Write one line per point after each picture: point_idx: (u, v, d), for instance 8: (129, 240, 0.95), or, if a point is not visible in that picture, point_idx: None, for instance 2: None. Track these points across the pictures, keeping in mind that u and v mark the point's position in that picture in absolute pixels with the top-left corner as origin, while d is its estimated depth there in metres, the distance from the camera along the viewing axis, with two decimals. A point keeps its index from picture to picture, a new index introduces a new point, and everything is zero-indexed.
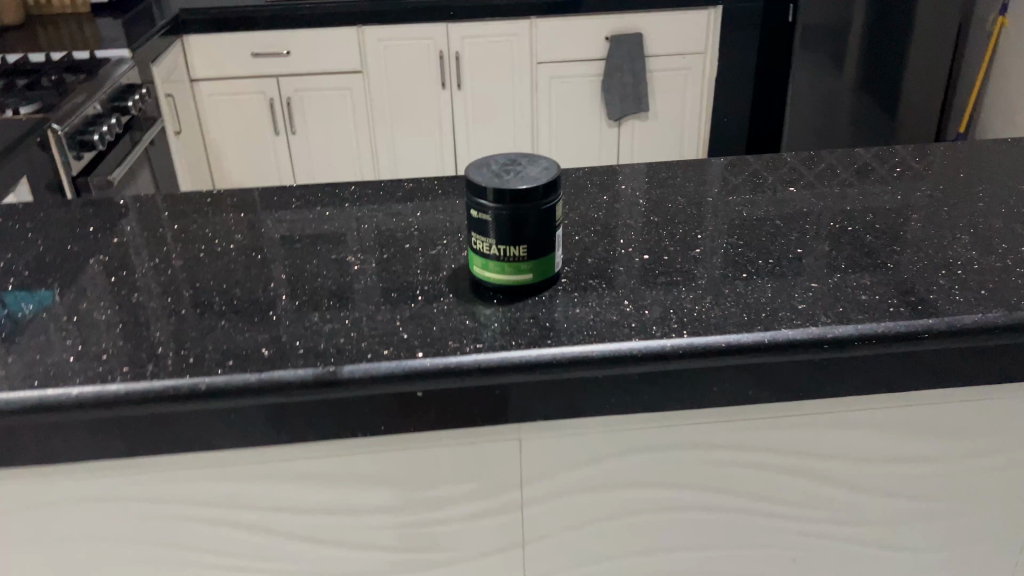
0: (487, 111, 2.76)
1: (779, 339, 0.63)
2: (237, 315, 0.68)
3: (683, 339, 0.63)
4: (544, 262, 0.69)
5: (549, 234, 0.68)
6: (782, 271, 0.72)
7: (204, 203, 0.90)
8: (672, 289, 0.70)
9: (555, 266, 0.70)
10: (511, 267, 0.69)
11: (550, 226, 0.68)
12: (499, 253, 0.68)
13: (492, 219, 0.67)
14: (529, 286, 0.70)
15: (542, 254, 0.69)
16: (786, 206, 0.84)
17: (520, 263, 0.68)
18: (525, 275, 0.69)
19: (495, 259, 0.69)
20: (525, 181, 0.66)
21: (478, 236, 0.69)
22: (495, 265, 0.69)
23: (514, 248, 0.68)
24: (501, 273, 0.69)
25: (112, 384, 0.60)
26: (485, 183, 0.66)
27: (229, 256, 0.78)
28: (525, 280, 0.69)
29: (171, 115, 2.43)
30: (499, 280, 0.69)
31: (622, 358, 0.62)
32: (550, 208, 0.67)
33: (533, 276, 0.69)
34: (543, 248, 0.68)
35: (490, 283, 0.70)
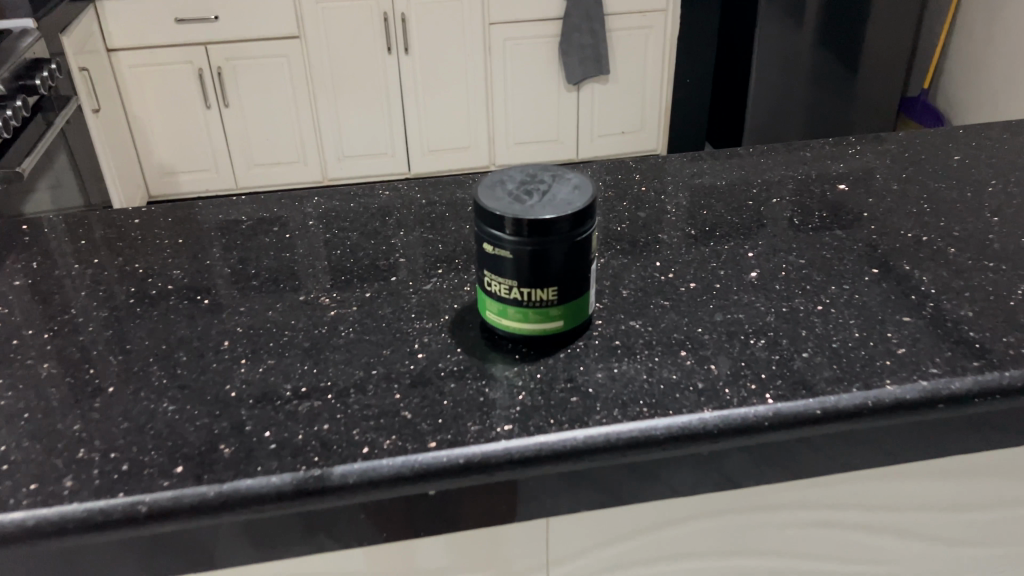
0: (437, 77, 2.56)
1: (886, 400, 0.50)
2: (184, 394, 0.52)
3: (767, 406, 0.50)
4: (578, 306, 0.55)
5: (582, 271, 0.53)
6: (863, 302, 0.58)
7: (132, 226, 0.72)
8: (736, 333, 0.56)
9: (590, 307, 0.56)
10: (536, 314, 0.54)
11: (583, 262, 0.53)
12: (521, 297, 0.53)
13: (510, 256, 0.52)
14: (560, 335, 0.55)
15: (575, 296, 0.54)
16: (842, 209, 0.71)
17: (549, 309, 0.54)
18: (555, 322, 0.54)
19: (515, 304, 0.54)
20: (552, 208, 0.51)
21: (491, 275, 0.54)
22: (515, 312, 0.54)
23: (542, 290, 0.53)
24: (524, 321, 0.54)
25: (14, 513, 0.44)
26: (500, 212, 0.51)
27: (168, 301, 0.61)
28: (556, 328, 0.55)
29: (88, 92, 2.18)
30: (521, 330, 0.55)
31: (692, 435, 0.49)
32: (584, 241, 0.52)
33: (563, 324, 0.55)
34: (576, 289, 0.54)
35: (508, 333, 0.55)
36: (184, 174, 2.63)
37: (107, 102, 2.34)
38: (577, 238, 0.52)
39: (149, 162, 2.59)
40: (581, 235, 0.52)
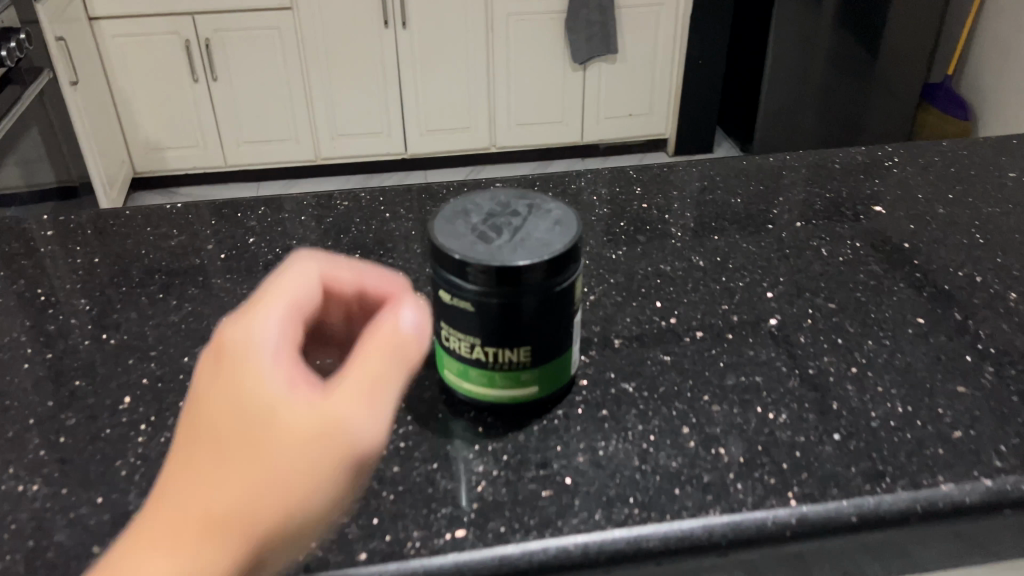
0: (436, 53, 2.44)
1: (940, 504, 0.40)
2: (62, 472, 0.42)
3: (789, 509, 0.39)
4: (556, 367, 0.44)
5: (561, 327, 0.43)
6: (906, 365, 0.48)
7: (43, 238, 0.62)
8: (751, 403, 0.45)
9: (572, 366, 0.46)
10: (504, 377, 0.43)
11: (561, 317, 0.42)
12: (485, 358, 0.43)
13: (470, 307, 0.41)
14: (535, 401, 0.45)
15: (553, 355, 0.43)
16: (880, 237, 0.60)
17: (519, 373, 0.43)
18: (527, 388, 0.44)
19: (478, 365, 0.43)
20: (523, 251, 0.40)
21: (448, 328, 0.43)
22: (478, 374, 0.44)
23: (511, 350, 0.42)
24: (489, 385, 0.44)
25: None
26: (458, 253, 0.40)
27: (65, 340, 0.51)
28: (529, 395, 0.44)
29: (66, 64, 2.07)
30: (485, 396, 0.44)
31: (693, 547, 0.38)
32: (564, 291, 0.42)
33: (536, 389, 0.44)
34: (554, 347, 0.43)
35: (470, 397, 0.45)
36: (171, 151, 2.52)
37: (88, 74, 2.23)
38: (554, 288, 0.41)
39: (134, 137, 2.48)
40: (559, 284, 0.41)
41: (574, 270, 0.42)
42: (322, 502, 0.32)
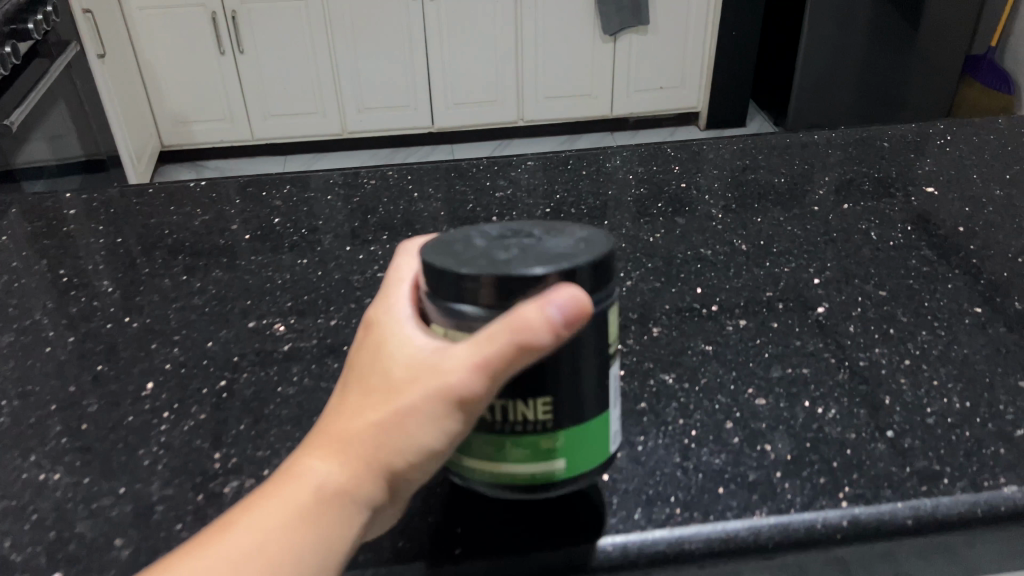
0: (464, 26, 2.39)
1: (1001, 507, 0.37)
2: (84, 461, 0.41)
3: (840, 512, 0.37)
4: (583, 434, 0.33)
5: (588, 375, 0.32)
6: (965, 357, 0.45)
7: (66, 217, 0.61)
8: (800, 396, 0.43)
9: (612, 443, 0.34)
10: (522, 445, 0.32)
11: (586, 360, 0.32)
12: (493, 417, 0.32)
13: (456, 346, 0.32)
14: (562, 482, 0.33)
15: (580, 417, 0.32)
16: (934, 219, 0.57)
17: (541, 441, 0.32)
18: (552, 462, 0.33)
19: (479, 428, 0.32)
20: (536, 256, 0.30)
21: None
22: (488, 442, 0.33)
23: (520, 401, 0.31)
24: (493, 457, 0.33)
25: None
26: (438, 268, 0.31)
27: (85, 324, 0.50)
28: (550, 474, 0.33)
29: (94, 36, 2.06)
30: (498, 472, 0.33)
31: (738, 550, 0.37)
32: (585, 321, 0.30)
33: (565, 462, 0.33)
34: (578, 406, 0.32)
35: (482, 477, 0.34)
36: (197, 124, 2.51)
37: (115, 46, 2.22)
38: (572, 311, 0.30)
39: (161, 110, 2.47)
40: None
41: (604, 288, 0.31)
42: (331, 513, 0.31)
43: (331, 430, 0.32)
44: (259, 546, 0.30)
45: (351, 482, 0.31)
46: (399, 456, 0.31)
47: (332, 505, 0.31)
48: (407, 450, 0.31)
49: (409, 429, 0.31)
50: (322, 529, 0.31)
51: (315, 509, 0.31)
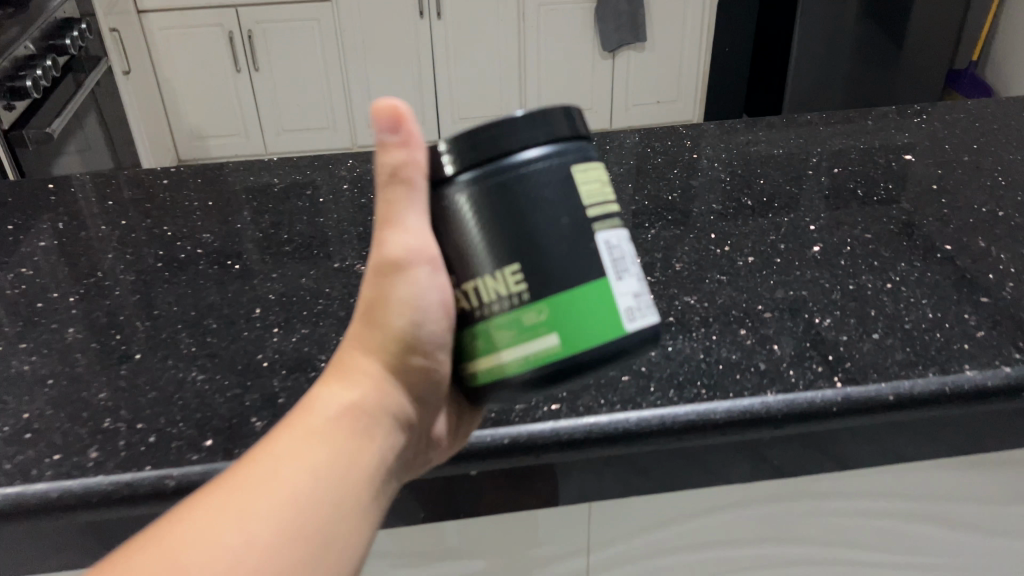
0: (470, 44, 2.48)
1: (965, 387, 0.46)
2: (214, 363, 0.50)
3: (836, 390, 0.46)
4: (577, 304, 0.34)
5: (565, 235, 0.35)
6: (937, 281, 0.54)
7: (161, 187, 0.70)
8: (800, 309, 0.52)
9: (625, 320, 0.35)
10: (504, 328, 0.35)
11: (555, 213, 0.35)
12: (476, 307, 0.36)
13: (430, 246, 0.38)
14: (560, 360, 0.34)
15: (570, 284, 0.34)
16: (912, 181, 0.66)
17: (523, 317, 0.34)
18: (542, 339, 0.34)
19: (470, 320, 0.36)
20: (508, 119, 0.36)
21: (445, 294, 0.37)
22: (478, 337, 0.36)
23: (502, 278, 0.35)
24: (494, 347, 0.35)
25: (39, 483, 0.42)
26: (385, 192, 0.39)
27: (195, 266, 0.59)
28: (548, 350, 0.34)
29: (118, 54, 2.16)
30: (494, 367, 0.36)
31: (753, 419, 0.45)
32: (531, 158, 0.34)
33: (556, 339, 0.34)
34: (563, 269, 0.34)
35: (486, 377, 0.36)
36: (214, 139, 2.60)
37: (137, 65, 2.31)
38: (509, 150, 0.34)
39: (179, 126, 2.57)
40: (522, 149, 0.35)
41: (551, 136, 0.35)
42: (351, 413, 0.36)
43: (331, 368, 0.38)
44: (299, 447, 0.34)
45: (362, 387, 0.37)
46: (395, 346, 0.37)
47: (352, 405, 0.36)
48: (398, 337, 0.37)
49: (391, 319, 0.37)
50: (348, 425, 0.36)
51: (337, 412, 0.36)
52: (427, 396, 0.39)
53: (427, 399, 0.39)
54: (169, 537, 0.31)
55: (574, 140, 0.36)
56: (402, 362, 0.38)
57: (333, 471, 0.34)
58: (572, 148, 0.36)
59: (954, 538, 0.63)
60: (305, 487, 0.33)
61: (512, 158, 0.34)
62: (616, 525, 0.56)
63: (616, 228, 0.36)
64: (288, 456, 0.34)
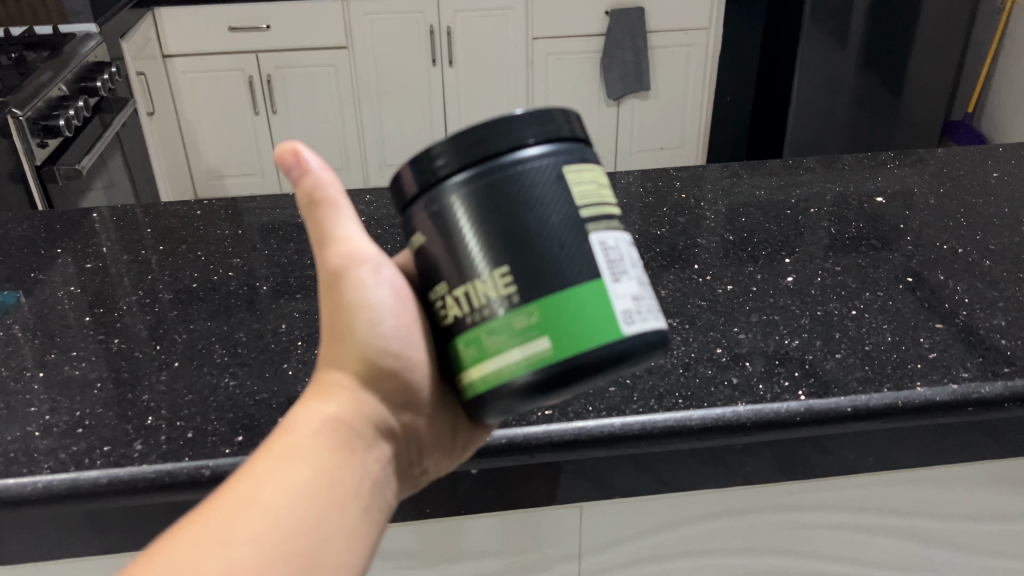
0: (480, 91, 2.56)
1: (915, 402, 0.52)
2: (245, 370, 0.56)
3: (799, 402, 0.52)
4: (569, 305, 0.39)
5: (558, 233, 0.39)
6: (897, 309, 0.60)
7: (197, 219, 0.77)
8: (771, 330, 0.58)
9: (622, 323, 0.39)
10: (499, 336, 0.39)
11: (550, 212, 0.40)
12: (472, 318, 0.40)
13: (418, 255, 0.43)
14: (552, 361, 0.39)
15: (565, 283, 0.39)
16: (882, 220, 0.72)
17: (516, 322, 0.39)
18: (535, 341, 0.39)
19: (465, 328, 0.41)
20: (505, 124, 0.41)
21: (443, 309, 0.42)
22: (476, 347, 0.40)
23: (494, 282, 0.40)
24: (488, 353, 0.40)
25: (90, 471, 0.48)
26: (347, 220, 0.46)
27: (227, 288, 0.66)
28: (541, 353, 0.39)
29: (143, 95, 2.25)
30: (494, 374, 0.40)
31: (725, 425, 0.51)
32: (527, 156, 0.40)
33: (548, 343, 0.39)
34: (557, 264, 0.39)
35: (488, 385, 0.40)
36: (231, 178, 2.67)
37: (160, 106, 2.40)
38: (505, 149, 0.40)
39: (198, 164, 2.64)
40: (519, 149, 0.40)
41: (544, 138, 0.41)
42: (332, 429, 0.42)
43: (311, 389, 0.44)
44: (289, 462, 0.40)
45: (339, 403, 0.42)
46: (361, 358, 0.43)
47: (332, 421, 0.42)
48: (361, 348, 0.43)
49: (355, 334, 0.43)
50: (330, 438, 0.41)
51: (320, 427, 0.42)
52: (402, 404, 0.45)
53: (403, 407, 0.45)
54: (177, 546, 0.37)
55: (570, 145, 0.42)
56: (371, 372, 0.44)
57: (317, 482, 0.40)
58: (566, 151, 0.41)
59: (932, 556, 0.66)
60: (292, 499, 0.39)
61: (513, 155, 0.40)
62: (603, 532, 0.61)
63: (610, 231, 0.41)
64: (274, 476, 0.39)
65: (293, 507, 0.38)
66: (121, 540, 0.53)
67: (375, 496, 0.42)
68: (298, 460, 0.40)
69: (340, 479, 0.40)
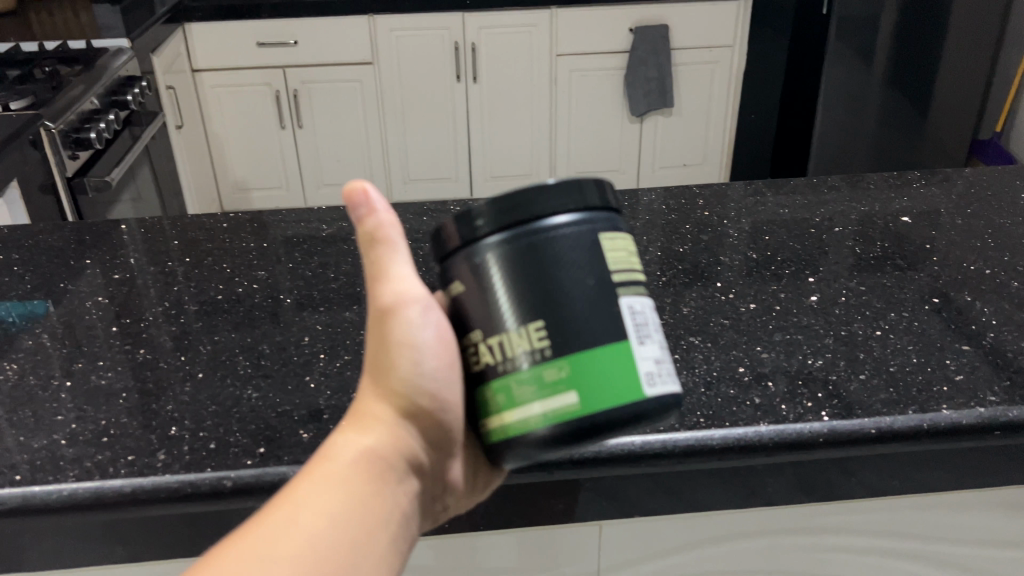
0: (504, 106, 2.57)
1: (941, 424, 0.51)
2: (267, 382, 0.56)
3: (822, 423, 0.51)
4: (596, 364, 0.40)
5: (588, 298, 0.40)
6: (922, 330, 0.59)
7: (223, 232, 0.78)
8: (795, 350, 0.58)
9: (645, 383, 0.40)
10: (528, 386, 0.40)
11: (581, 276, 0.41)
12: (502, 366, 0.41)
13: (455, 304, 0.43)
14: (578, 417, 0.39)
15: (592, 344, 0.40)
16: (908, 240, 0.71)
17: (546, 376, 0.40)
18: (561, 396, 0.40)
19: (495, 375, 0.41)
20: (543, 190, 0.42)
21: (472, 354, 0.43)
22: (504, 394, 0.41)
23: (527, 336, 0.40)
24: (515, 402, 0.41)
25: (114, 479, 0.49)
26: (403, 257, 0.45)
27: (251, 300, 0.66)
28: (567, 407, 0.39)
29: (172, 109, 2.28)
30: (520, 422, 0.41)
31: (747, 445, 0.50)
32: (558, 224, 0.41)
33: (574, 397, 0.39)
34: (586, 327, 0.40)
35: (513, 432, 0.41)
36: (256, 191, 2.70)
37: (188, 119, 2.44)
38: (538, 215, 0.41)
39: (224, 177, 2.67)
40: (550, 217, 0.41)
41: (579, 206, 0.42)
42: (367, 462, 0.42)
43: (350, 419, 0.44)
44: (323, 494, 0.41)
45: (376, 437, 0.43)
46: (400, 395, 0.44)
47: (367, 455, 0.42)
48: (402, 385, 0.44)
49: (397, 371, 0.44)
50: (365, 470, 0.42)
51: (356, 460, 0.42)
52: (435, 442, 0.45)
53: (435, 446, 0.45)
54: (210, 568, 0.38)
55: (600, 213, 0.42)
56: (409, 410, 0.44)
57: (348, 516, 0.40)
58: (599, 219, 0.42)
59: None
60: (322, 532, 0.39)
61: (550, 223, 0.41)
62: (621, 551, 0.60)
63: (637, 295, 0.42)
64: (307, 506, 0.40)
65: (323, 539, 0.39)
66: (143, 548, 0.54)
67: (401, 533, 0.43)
68: (332, 492, 0.41)
69: (369, 514, 0.41)
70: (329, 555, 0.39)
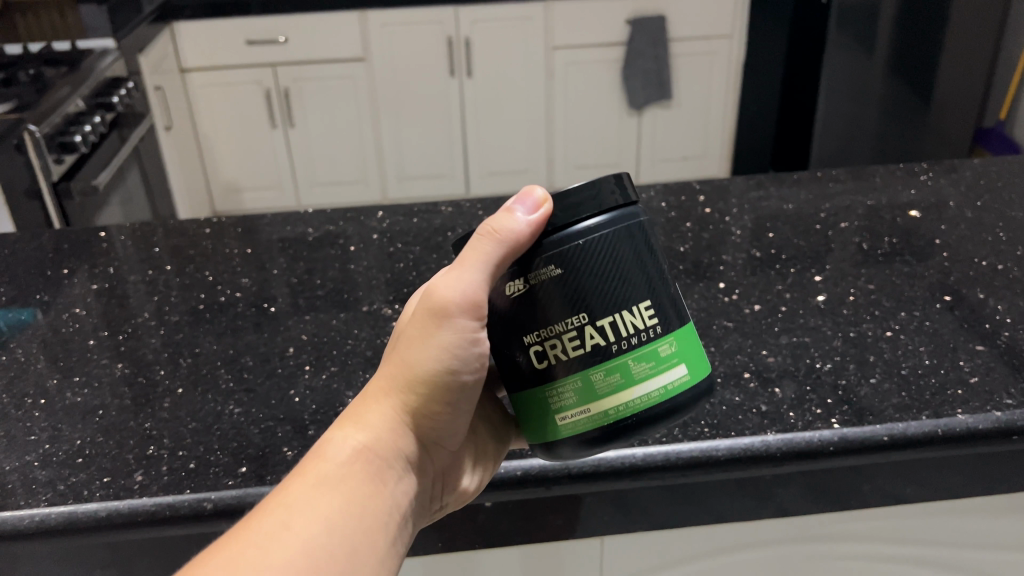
0: (499, 101, 2.53)
1: (957, 430, 0.49)
2: (250, 397, 0.54)
3: (832, 431, 0.49)
4: (688, 339, 0.42)
5: (645, 290, 0.41)
6: (935, 329, 0.57)
7: (208, 238, 0.75)
8: (802, 354, 0.55)
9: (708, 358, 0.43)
10: (649, 361, 0.41)
11: (630, 271, 0.41)
12: (618, 345, 0.40)
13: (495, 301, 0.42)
14: (690, 386, 0.42)
15: (673, 324, 0.42)
16: (916, 235, 0.69)
17: (660, 351, 0.41)
18: (676, 367, 0.41)
19: (616, 354, 0.40)
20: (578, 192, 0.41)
21: (570, 338, 0.41)
22: (624, 372, 0.40)
23: (638, 315, 0.41)
24: (634, 379, 0.40)
25: (88, 504, 0.46)
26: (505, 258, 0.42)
27: (235, 309, 0.64)
28: (681, 378, 0.41)
29: (161, 109, 2.25)
30: (643, 397, 0.41)
31: (753, 456, 0.48)
32: (591, 227, 0.40)
33: (686, 369, 0.42)
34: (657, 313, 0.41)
35: (638, 410, 0.41)
36: (248, 192, 2.66)
37: (177, 120, 2.40)
38: (566, 223, 0.40)
39: (215, 179, 2.64)
40: (583, 220, 0.41)
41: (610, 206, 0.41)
42: (368, 459, 0.41)
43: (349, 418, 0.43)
44: (324, 491, 0.39)
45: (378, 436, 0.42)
46: (402, 387, 0.43)
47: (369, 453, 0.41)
48: (415, 381, 0.42)
49: (415, 371, 0.42)
50: (365, 468, 0.41)
51: (357, 455, 0.41)
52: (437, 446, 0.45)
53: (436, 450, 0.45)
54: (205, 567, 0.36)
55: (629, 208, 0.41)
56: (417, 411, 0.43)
57: (349, 516, 0.39)
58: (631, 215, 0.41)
59: None
60: (323, 531, 0.38)
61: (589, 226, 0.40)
62: (624, 564, 0.58)
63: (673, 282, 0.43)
64: (308, 504, 0.38)
65: (326, 537, 0.38)
66: None
67: (400, 538, 0.41)
68: (332, 489, 0.39)
69: (371, 515, 0.40)
70: (333, 554, 0.37)
